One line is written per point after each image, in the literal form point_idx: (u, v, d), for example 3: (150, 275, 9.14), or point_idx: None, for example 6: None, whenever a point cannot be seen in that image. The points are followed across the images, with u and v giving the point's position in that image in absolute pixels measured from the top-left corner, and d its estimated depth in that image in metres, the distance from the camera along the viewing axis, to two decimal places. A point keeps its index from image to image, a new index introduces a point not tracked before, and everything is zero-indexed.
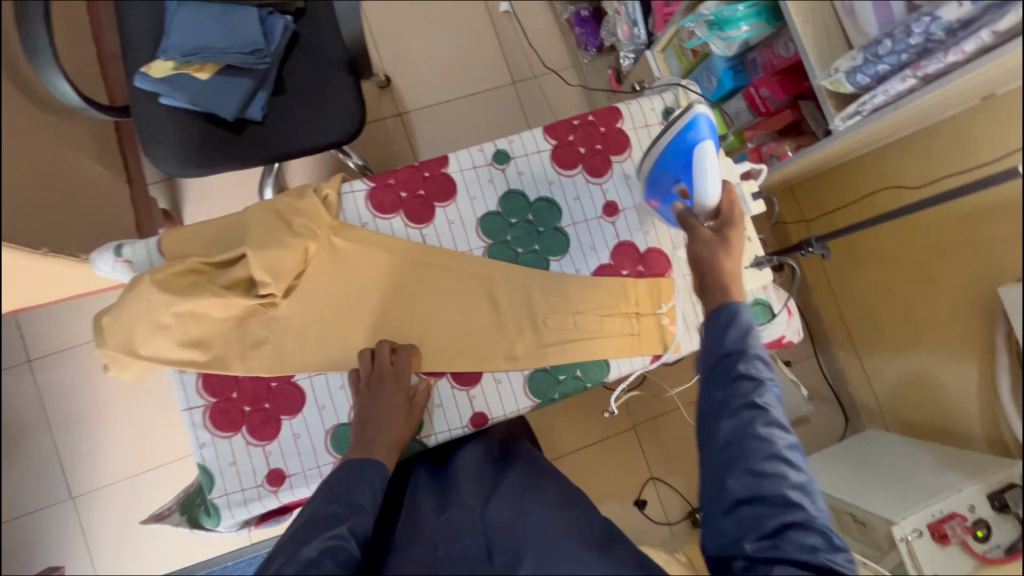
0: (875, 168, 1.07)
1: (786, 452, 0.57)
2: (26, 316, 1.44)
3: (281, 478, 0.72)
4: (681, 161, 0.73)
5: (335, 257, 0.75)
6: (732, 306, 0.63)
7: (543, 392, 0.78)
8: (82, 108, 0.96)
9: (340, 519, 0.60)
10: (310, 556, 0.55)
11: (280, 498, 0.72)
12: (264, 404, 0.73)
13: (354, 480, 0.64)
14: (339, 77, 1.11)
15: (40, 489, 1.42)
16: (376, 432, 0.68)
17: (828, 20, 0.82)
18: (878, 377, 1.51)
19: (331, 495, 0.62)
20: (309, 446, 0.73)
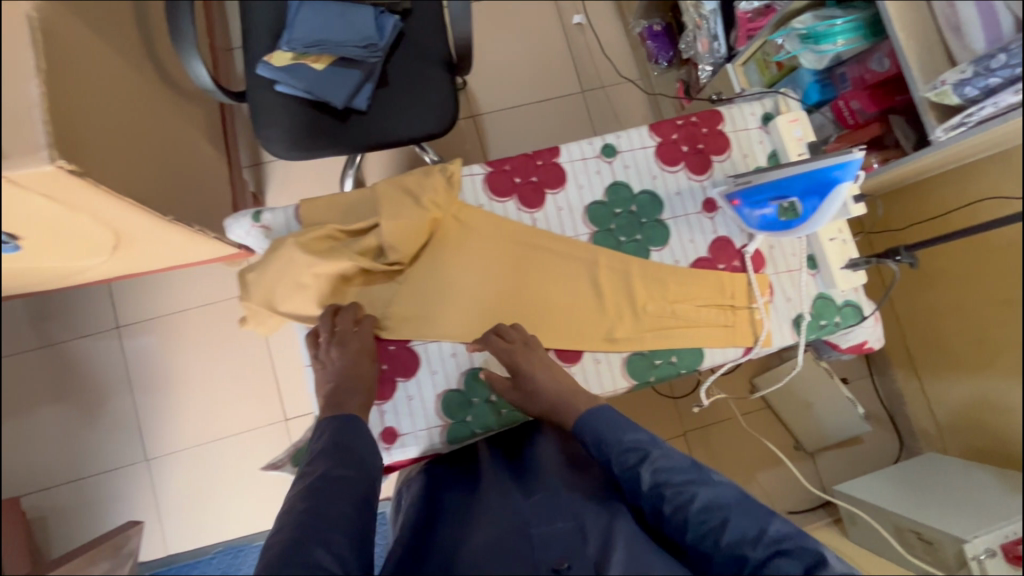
0: (950, 189, 1.08)
1: (700, 505, 0.63)
2: (119, 285, 1.54)
3: (394, 436, 0.79)
4: (804, 189, 0.73)
5: (453, 234, 0.80)
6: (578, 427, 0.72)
7: (639, 374, 0.82)
8: (212, 90, 1.04)
9: (350, 453, 0.66)
10: (320, 484, 0.62)
11: (392, 454, 0.79)
12: (381, 365, 0.79)
13: (359, 423, 0.71)
14: (439, 75, 1.18)
15: (117, 450, 1.49)
16: (346, 395, 0.73)
17: (931, 36, 0.85)
18: (939, 399, 1.50)
19: (343, 430, 0.69)
20: (422, 409, 0.79)
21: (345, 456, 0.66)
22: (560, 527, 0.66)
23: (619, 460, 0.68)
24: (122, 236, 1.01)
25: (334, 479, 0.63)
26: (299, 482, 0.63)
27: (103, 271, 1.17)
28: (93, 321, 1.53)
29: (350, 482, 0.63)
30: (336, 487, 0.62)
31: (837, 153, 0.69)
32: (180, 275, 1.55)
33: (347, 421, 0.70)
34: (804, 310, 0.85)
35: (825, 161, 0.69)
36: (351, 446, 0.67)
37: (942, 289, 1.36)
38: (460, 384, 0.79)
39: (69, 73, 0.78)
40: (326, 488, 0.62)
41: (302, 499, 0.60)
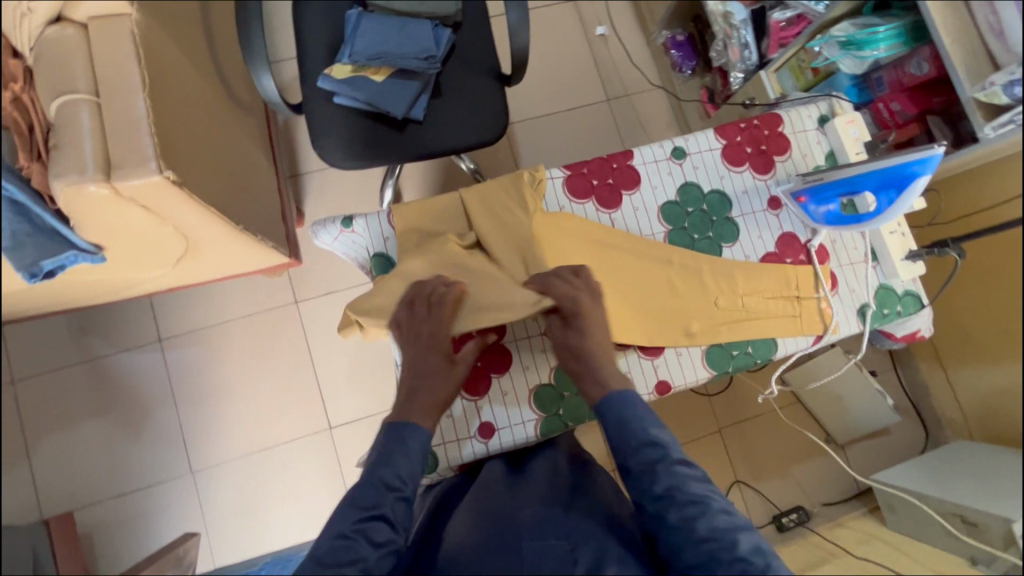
0: (973, 191, 1.12)
1: (713, 512, 0.65)
2: (161, 298, 1.54)
3: (490, 430, 0.84)
4: (880, 185, 0.77)
5: (538, 235, 0.84)
6: (614, 392, 0.73)
7: (719, 364, 0.85)
8: (277, 102, 1.07)
9: (380, 502, 0.67)
10: (348, 538, 0.64)
11: (489, 448, 0.84)
12: (476, 363, 0.86)
13: (393, 460, 0.71)
14: (491, 86, 1.22)
15: (160, 464, 1.48)
16: (418, 393, 0.76)
17: (973, 41, 0.91)
18: (965, 389, 1.56)
19: (377, 470, 0.70)
20: (515, 403, 0.85)
21: (391, 482, 0.69)
22: (552, 546, 0.67)
23: (637, 446, 0.70)
24: (190, 246, 1.03)
25: (373, 509, 0.66)
26: (327, 529, 0.65)
27: (161, 282, 1.18)
28: (135, 335, 1.52)
29: (377, 534, 0.65)
30: (375, 517, 0.66)
31: (916, 150, 0.72)
32: (222, 287, 1.57)
33: (399, 434, 0.73)
34: (869, 300, 0.89)
35: (901, 157, 0.72)
36: (395, 471, 0.70)
37: (968, 283, 1.41)
38: (551, 379, 0.86)
39: (163, 86, 0.81)
40: (364, 514, 0.66)
41: (327, 555, 0.62)
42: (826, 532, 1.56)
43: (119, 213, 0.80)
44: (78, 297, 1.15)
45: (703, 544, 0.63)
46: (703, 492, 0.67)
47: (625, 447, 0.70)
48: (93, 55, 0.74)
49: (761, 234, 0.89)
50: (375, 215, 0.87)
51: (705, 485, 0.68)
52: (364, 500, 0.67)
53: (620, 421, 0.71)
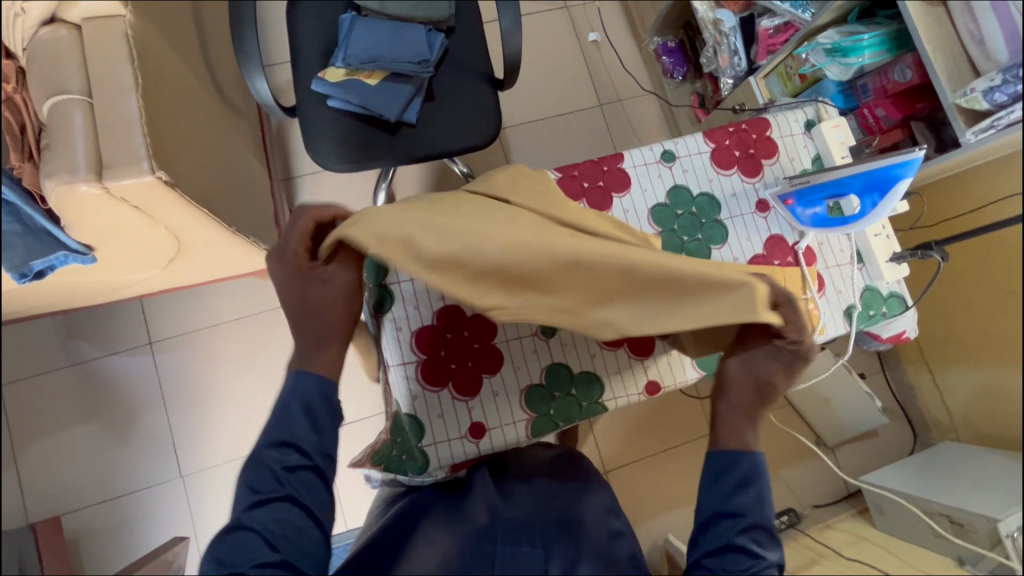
0: (954, 194, 1.16)
1: None
2: (151, 300, 1.53)
3: (482, 430, 0.85)
4: (862, 186, 0.79)
5: None
6: (759, 459, 0.70)
7: (707, 366, 0.89)
8: (271, 105, 1.08)
9: (277, 481, 0.63)
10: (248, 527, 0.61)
11: (480, 448, 0.84)
12: (468, 362, 0.86)
13: (287, 427, 0.65)
14: (484, 90, 1.24)
15: (149, 468, 1.47)
16: (310, 318, 0.67)
17: (955, 49, 0.94)
18: (952, 392, 1.58)
19: (274, 443, 0.65)
20: (506, 403, 0.86)
21: (285, 456, 0.64)
22: (525, 553, 0.70)
23: (748, 529, 0.68)
24: (183, 248, 1.03)
25: (272, 491, 0.63)
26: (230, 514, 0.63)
27: (151, 284, 1.18)
28: (124, 338, 1.51)
29: (281, 516, 0.62)
30: (266, 493, 0.63)
31: (898, 153, 0.73)
32: (215, 291, 1.56)
33: (286, 402, 0.66)
34: (855, 302, 0.91)
35: (886, 161, 0.73)
36: (284, 437, 0.65)
37: (953, 286, 1.44)
38: (542, 380, 0.87)
39: (157, 87, 0.82)
40: (257, 492, 0.63)
41: (228, 543, 0.61)
42: (816, 534, 1.57)
43: (111, 213, 0.80)
44: (69, 299, 1.15)
45: None
46: None
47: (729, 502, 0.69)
48: (86, 58, 0.75)
49: (750, 237, 0.90)
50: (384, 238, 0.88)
51: None
52: (259, 484, 0.63)
53: (731, 468, 0.70)
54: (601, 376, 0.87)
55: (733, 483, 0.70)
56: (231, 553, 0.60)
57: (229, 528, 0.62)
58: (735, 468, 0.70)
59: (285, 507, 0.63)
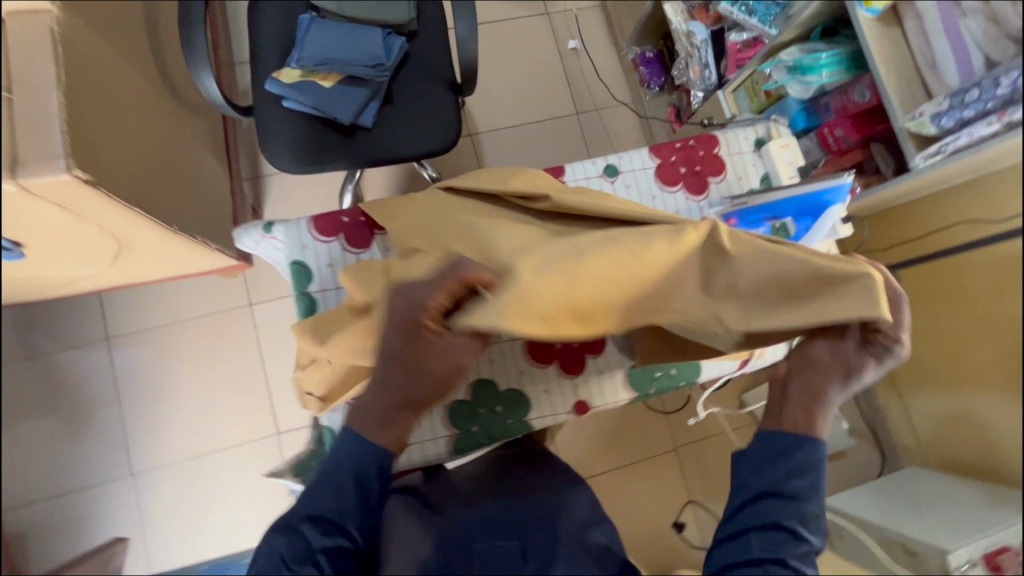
0: None
1: None
2: (111, 295, 1.52)
3: (400, 446, 0.83)
4: (792, 211, 0.80)
5: None
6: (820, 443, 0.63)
7: (641, 385, 0.89)
8: (221, 105, 1.06)
9: (306, 555, 0.59)
10: None
11: (398, 464, 0.83)
12: None
13: (331, 496, 0.62)
14: (444, 95, 1.22)
15: (100, 465, 1.45)
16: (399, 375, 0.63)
17: (909, 71, 0.92)
18: (920, 416, 1.54)
19: (314, 515, 0.61)
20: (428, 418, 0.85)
21: (323, 529, 0.60)
22: (500, 547, 0.78)
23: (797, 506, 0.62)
24: (124, 245, 1.01)
25: (299, 565, 0.59)
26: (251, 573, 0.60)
27: (100, 280, 1.16)
28: (81, 332, 1.50)
29: None
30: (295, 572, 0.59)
31: (827, 180, 0.77)
32: (177, 287, 1.55)
33: (337, 469, 0.63)
34: None
35: (818, 185, 0.77)
36: (324, 508, 0.61)
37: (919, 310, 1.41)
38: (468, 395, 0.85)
39: (84, 84, 0.80)
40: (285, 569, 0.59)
41: None
42: None
43: (33, 210, 0.78)
44: (13, 292, 1.13)
45: None
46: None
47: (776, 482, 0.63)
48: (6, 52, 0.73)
49: None
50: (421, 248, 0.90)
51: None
52: (292, 554, 0.59)
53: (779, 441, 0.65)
54: (528, 394, 0.87)
55: (784, 464, 0.64)
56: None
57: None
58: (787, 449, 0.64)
59: None
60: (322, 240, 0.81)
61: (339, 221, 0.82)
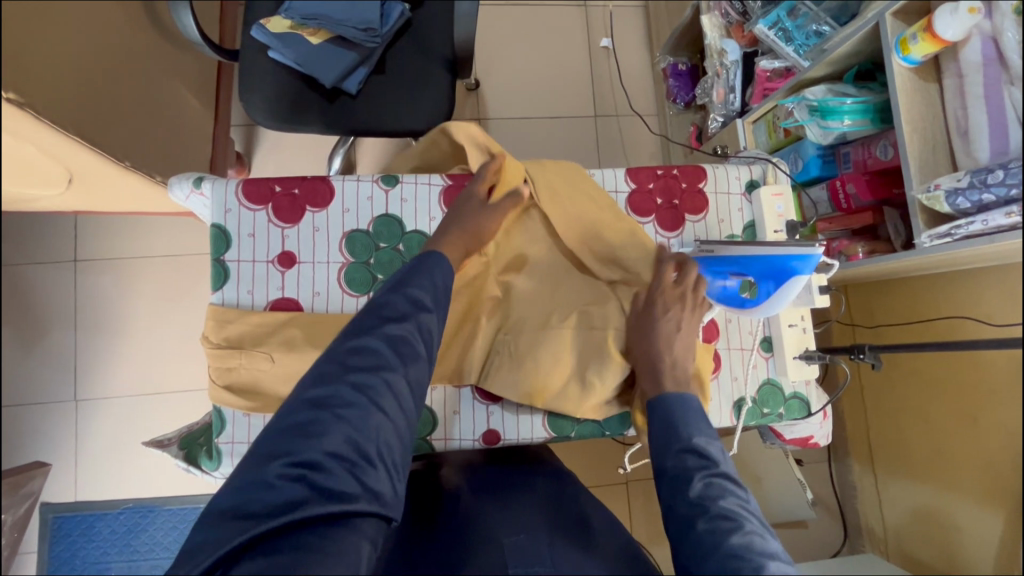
0: (937, 294, 1.03)
1: (717, 492, 0.62)
2: (86, 219, 1.50)
3: None
4: (762, 270, 0.75)
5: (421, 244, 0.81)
6: (676, 396, 0.72)
7: (561, 428, 0.83)
8: (198, 44, 1.01)
9: (401, 318, 0.67)
10: (375, 345, 0.64)
11: None
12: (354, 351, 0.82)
13: (419, 274, 0.71)
14: (438, 71, 1.14)
15: (45, 385, 1.45)
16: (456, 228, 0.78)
17: (937, 137, 0.82)
18: (891, 504, 1.43)
19: (395, 287, 0.70)
20: None
21: (414, 297, 0.69)
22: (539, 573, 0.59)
23: (676, 457, 0.67)
24: (74, 172, 0.97)
25: (398, 322, 0.66)
26: (354, 332, 0.66)
27: (58, 204, 1.13)
28: (50, 250, 1.48)
29: (399, 347, 0.65)
30: (392, 328, 0.66)
31: (798, 244, 0.71)
32: (150, 223, 1.52)
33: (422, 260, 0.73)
34: (748, 395, 0.82)
35: (788, 248, 0.70)
36: (413, 289, 0.70)
37: (913, 394, 1.29)
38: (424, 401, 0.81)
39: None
40: (336, 406, 0.59)
41: (354, 359, 0.63)
42: None
43: None
44: None
45: (707, 506, 0.61)
46: (720, 484, 0.63)
47: (693, 493, 0.63)
48: None
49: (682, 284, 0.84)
50: (443, 173, 0.85)
51: (728, 474, 0.64)
52: (388, 313, 0.67)
53: (675, 458, 0.66)
54: (433, 412, 0.81)
55: (687, 474, 0.65)
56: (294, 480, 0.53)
57: (255, 485, 0.53)
58: (676, 470, 0.66)
59: (403, 337, 0.66)
60: (248, 206, 0.78)
61: (271, 191, 0.79)
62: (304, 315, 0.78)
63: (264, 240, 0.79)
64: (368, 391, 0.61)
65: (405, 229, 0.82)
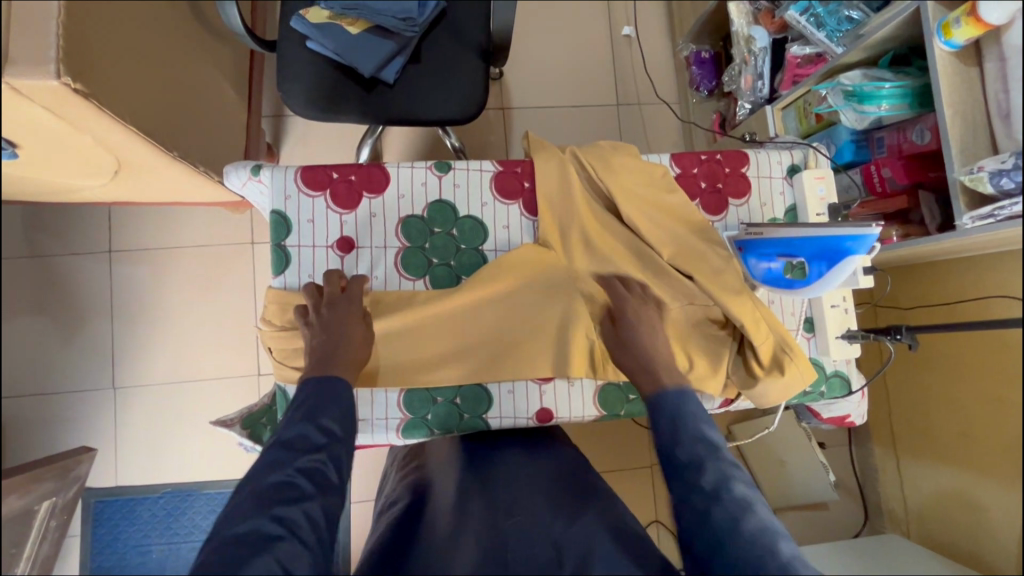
0: (962, 278, 1.05)
1: (753, 506, 0.61)
2: (119, 211, 1.52)
3: None
4: (817, 251, 0.74)
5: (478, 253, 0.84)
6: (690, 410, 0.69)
7: (611, 405, 0.86)
8: (241, 35, 1.02)
9: (319, 446, 0.64)
10: (289, 475, 0.60)
11: None
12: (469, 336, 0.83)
13: (329, 398, 0.69)
14: (473, 60, 1.15)
15: (85, 372, 1.48)
16: (339, 358, 0.73)
17: (978, 119, 0.83)
18: (914, 486, 1.46)
19: (306, 416, 0.66)
20: (384, 399, 0.83)
21: (327, 428, 0.66)
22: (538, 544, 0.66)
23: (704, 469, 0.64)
24: (123, 162, 0.99)
25: (314, 452, 0.63)
26: (259, 472, 0.61)
27: (100, 194, 1.15)
28: (86, 241, 1.50)
29: (320, 476, 0.62)
30: (307, 458, 0.63)
31: (854, 225, 0.71)
32: (183, 213, 1.54)
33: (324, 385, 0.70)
34: None
35: (840, 231, 0.70)
36: (324, 420, 0.66)
37: (937, 376, 1.31)
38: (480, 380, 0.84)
39: None
40: (271, 480, 0.60)
41: (268, 491, 0.59)
42: None
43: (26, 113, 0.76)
44: None
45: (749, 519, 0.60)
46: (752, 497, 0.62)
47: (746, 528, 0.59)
48: None
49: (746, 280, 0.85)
50: (493, 160, 0.87)
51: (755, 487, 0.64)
52: (300, 444, 0.64)
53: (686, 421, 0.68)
54: (489, 391, 0.83)
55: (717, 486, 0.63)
56: (231, 550, 0.53)
57: None
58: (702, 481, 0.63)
59: (320, 464, 0.62)
60: (307, 193, 0.81)
61: (329, 178, 0.82)
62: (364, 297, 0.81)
63: (323, 226, 0.81)
64: (286, 517, 0.57)
65: (458, 215, 0.84)
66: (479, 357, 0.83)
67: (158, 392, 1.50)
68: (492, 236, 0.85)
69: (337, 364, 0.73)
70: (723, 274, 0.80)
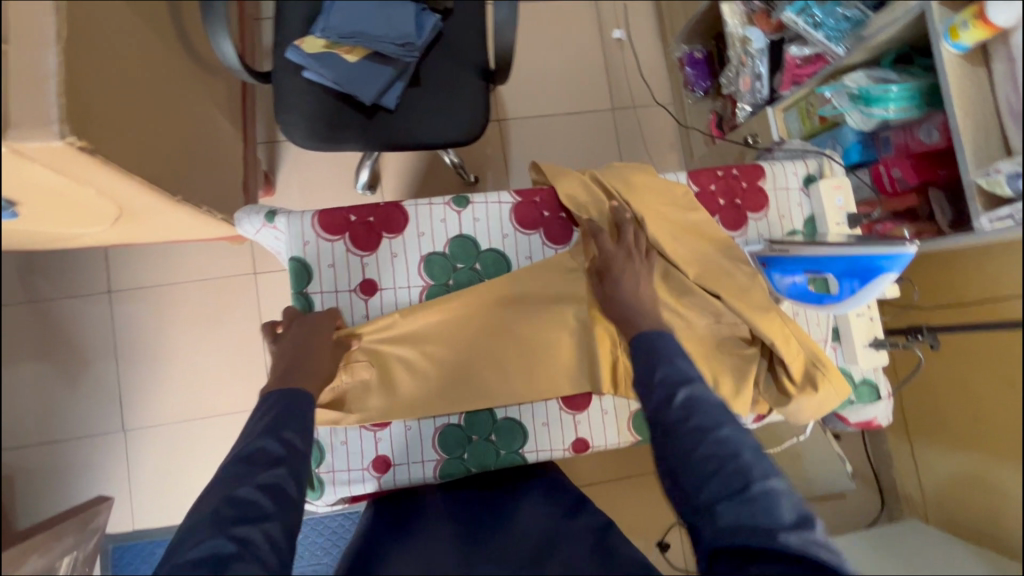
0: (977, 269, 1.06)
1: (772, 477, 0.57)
2: (116, 250, 1.48)
3: (386, 465, 0.84)
4: (845, 268, 0.74)
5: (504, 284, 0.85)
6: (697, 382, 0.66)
7: (645, 430, 0.88)
8: (237, 70, 0.99)
9: (282, 459, 0.61)
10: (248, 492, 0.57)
11: (381, 482, 0.85)
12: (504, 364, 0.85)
13: (294, 412, 0.66)
14: (473, 80, 1.14)
15: (94, 416, 1.45)
16: (298, 366, 0.74)
17: (988, 120, 0.83)
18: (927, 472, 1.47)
19: (271, 430, 0.64)
20: (418, 440, 0.85)
21: (291, 441, 0.63)
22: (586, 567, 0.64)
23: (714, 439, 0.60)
24: (124, 208, 0.97)
25: (275, 464, 0.60)
26: (217, 491, 0.57)
27: (99, 238, 1.12)
28: (84, 283, 1.47)
29: (280, 491, 0.58)
30: (266, 471, 0.59)
31: (888, 243, 0.69)
32: (182, 248, 1.51)
33: (289, 399, 0.68)
34: None
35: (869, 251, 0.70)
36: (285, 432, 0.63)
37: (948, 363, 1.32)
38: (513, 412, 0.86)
39: (86, 38, 0.74)
40: (223, 498, 0.56)
41: (226, 510, 0.55)
42: None
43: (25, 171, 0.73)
44: None
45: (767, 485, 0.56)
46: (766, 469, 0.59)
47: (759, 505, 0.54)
48: None
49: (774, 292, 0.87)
50: (511, 190, 0.89)
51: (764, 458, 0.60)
52: (260, 458, 0.60)
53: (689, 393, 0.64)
54: (524, 425, 0.86)
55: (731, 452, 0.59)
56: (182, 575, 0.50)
57: None
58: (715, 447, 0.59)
59: (281, 477, 0.59)
60: (327, 237, 0.84)
61: (347, 221, 0.85)
62: (394, 332, 0.84)
63: (345, 270, 0.85)
64: (242, 534, 0.53)
65: (480, 248, 0.87)
66: (510, 385, 0.85)
67: (169, 431, 1.47)
68: (515, 267, 0.88)
69: (295, 371, 0.73)
70: (750, 291, 0.81)
